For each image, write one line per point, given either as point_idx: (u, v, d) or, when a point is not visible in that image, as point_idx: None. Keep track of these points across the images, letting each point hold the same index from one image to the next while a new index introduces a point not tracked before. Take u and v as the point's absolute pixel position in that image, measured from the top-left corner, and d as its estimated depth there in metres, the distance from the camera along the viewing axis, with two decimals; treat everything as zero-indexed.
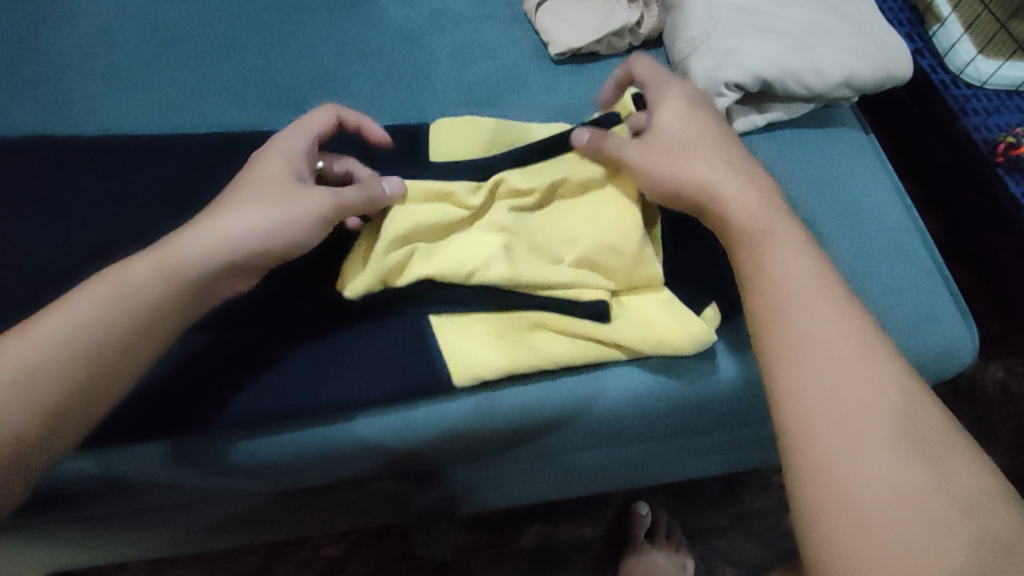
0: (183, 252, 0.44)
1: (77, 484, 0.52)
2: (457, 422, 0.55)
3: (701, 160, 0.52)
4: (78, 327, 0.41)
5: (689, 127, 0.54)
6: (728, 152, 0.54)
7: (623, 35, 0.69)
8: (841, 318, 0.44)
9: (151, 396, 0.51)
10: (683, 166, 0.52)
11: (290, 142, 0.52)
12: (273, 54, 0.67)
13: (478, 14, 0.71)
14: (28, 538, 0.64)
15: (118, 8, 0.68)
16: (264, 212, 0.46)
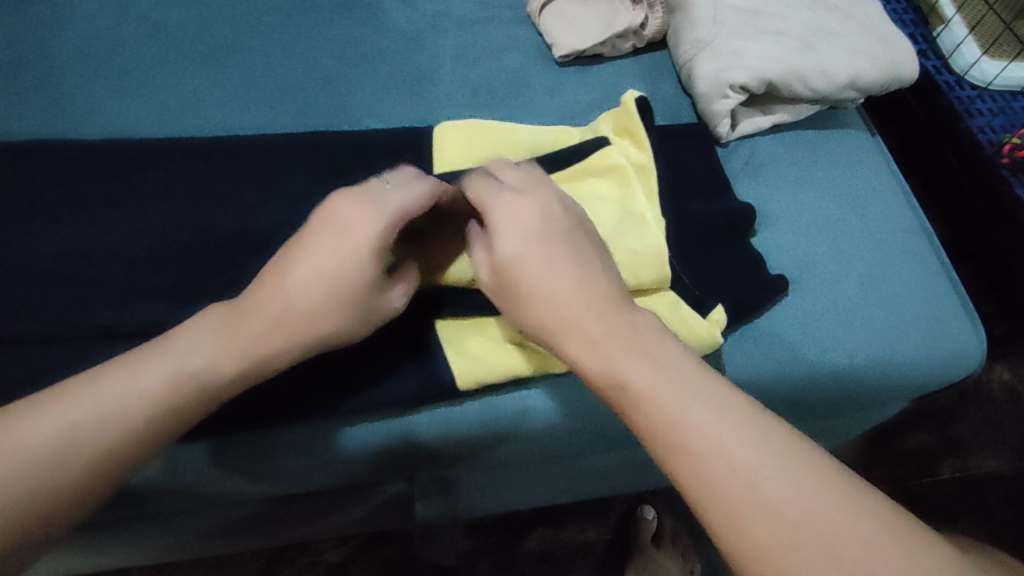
0: (251, 335, 0.44)
1: None
2: (461, 425, 0.55)
3: (542, 296, 0.44)
4: (149, 391, 0.42)
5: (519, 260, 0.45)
6: (581, 287, 0.44)
7: (626, 37, 0.69)
8: (700, 393, 0.39)
9: None
10: (521, 314, 0.45)
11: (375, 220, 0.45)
12: (276, 58, 0.67)
13: (482, 16, 0.71)
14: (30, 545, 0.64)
15: (121, 11, 0.68)
16: (340, 299, 0.45)
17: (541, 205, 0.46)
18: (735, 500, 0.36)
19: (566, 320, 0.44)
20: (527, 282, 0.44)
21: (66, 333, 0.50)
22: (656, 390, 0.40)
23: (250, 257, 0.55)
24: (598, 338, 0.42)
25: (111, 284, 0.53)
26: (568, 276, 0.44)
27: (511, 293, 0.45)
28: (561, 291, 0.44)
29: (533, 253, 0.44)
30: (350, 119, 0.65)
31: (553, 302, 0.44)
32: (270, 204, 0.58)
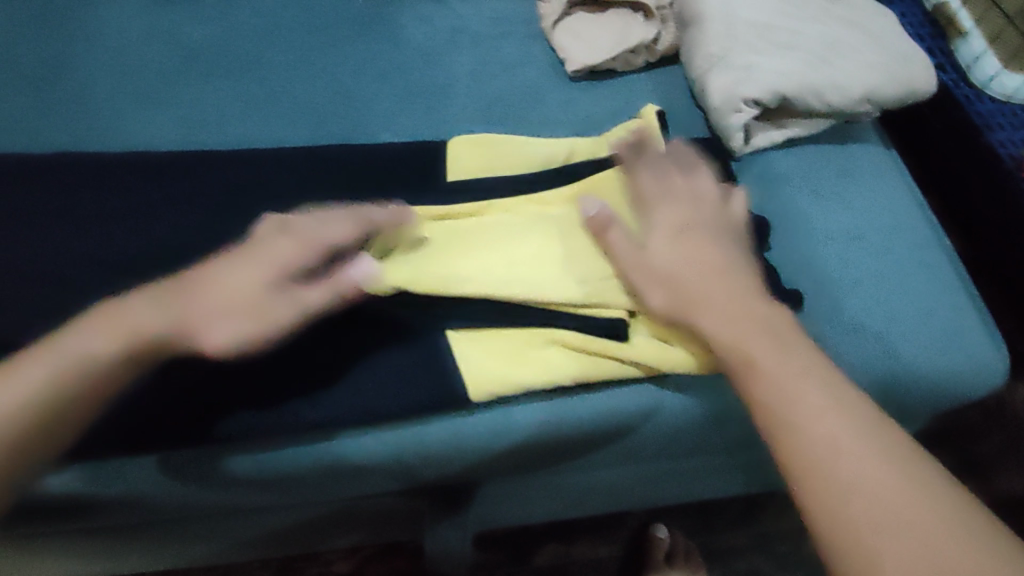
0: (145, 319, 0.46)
1: (81, 495, 0.52)
2: (470, 438, 0.55)
3: (676, 282, 0.52)
4: (23, 387, 0.42)
5: (668, 252, 0.53)
6: (727, 283, 0.52)
7: (639, 52, 0.69)
8: (810, 372, 0.47)
9: (152, 416, 0.50)
10: (653, 291, 0.52)
11: (307, 231, 0.49)
12: (294, 73, 0.69)
13: (496, 32, 0.72)
14: (43, 548, 0.65)
15: (146, 29, 0.70)
16: (237, 297, 0.47)
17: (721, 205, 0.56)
18: (845, 467, 0.42)
19: (702, 280, 0.51)
20: (675, 241, 0.53)
21: None
22: (770, 354, 0.47)
23: None
24: (732, 314, 0.50)
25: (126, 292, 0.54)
26: (705, 258, 0.52)
27: (655, 273, 0.52)
28: (704, 274, 0.52)
29: (680, 247, 0.53)
30: (364, 132, 0.66)
31: (696, 261, 0.52)
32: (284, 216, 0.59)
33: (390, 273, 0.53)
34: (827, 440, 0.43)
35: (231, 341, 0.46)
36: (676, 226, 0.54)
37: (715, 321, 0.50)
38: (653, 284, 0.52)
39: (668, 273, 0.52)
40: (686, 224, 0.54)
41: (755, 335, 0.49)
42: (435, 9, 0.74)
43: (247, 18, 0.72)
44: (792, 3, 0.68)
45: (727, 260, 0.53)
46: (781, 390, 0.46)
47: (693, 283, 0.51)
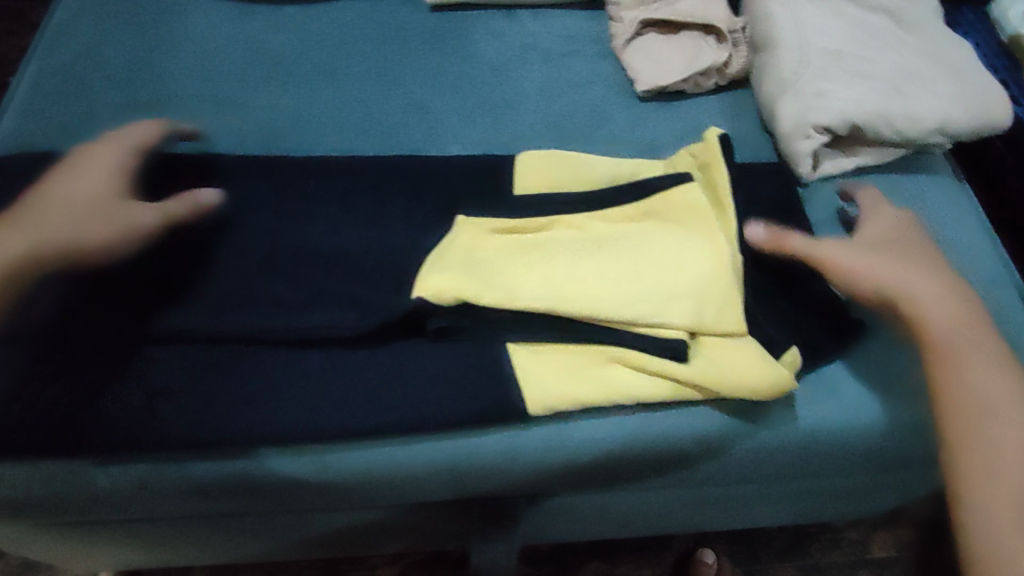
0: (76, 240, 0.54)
1: (148, 483, 0.53)
2: (527, 452, 0.54)
3: (868, 262, 0.58)
4: None
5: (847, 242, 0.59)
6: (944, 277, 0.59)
7: (709, 74, 0.70)
8: (990, 370, 0.54)
9: (225, 410, 0.51)
10: (877, 276, 0.57)
11: (113, 153, 0.60)
12: (369, 82, 0.70)
13: (566, 51, 0.74)
14: (106, 533, 0.67)
15: (229, 38, 0.73)
16: (67, 226, 0.54)
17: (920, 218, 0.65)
18: (991, 450, 0.51)
19: (878, 262, 0.58)
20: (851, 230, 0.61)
21: (161, 334, 0.53)
22: (979, 355, 0.54)
23: (334, 272, 0.57)
24: (946, 303, 0.56)
25: (203, 290, 0.55)
26: (917, 252, 0.60)
27: (847, 258, 0.58)
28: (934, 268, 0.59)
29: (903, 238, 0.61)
30: (434, 143, 0.67)
31: (877, 243, 0.60)
32: (357, 224, 0.60)
33: (450, 283, 0.53)
34: (995, 417, 0.52)
35: (98, 247, 0.54)
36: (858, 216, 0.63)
37: (922, 308, 0.56)
38: (880, 268, 0.57)
39: (858, 257, 0.58)
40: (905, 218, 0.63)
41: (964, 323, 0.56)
42: (508, 26, 0.75)
43: (325, 30, 0.74)
44: (865, 32, 0.68)
45: (908, 248, 0.60)
46: (987, 406, 0.52)
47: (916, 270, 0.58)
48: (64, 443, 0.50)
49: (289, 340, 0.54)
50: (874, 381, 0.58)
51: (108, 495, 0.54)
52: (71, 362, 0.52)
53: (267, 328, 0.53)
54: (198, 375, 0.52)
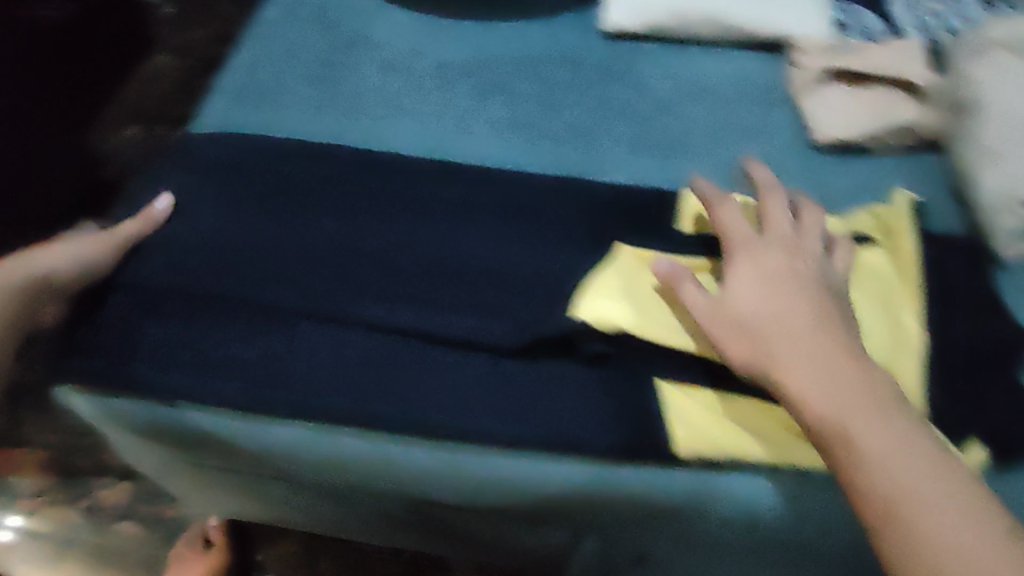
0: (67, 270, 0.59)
1: (289, 447, 0.57)
2: (654, 493, 0.53)
3: (764, 332, 0.48)
4: None
5: (738, 299, 0.50)
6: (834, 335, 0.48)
7: (897, 132, 0.66)
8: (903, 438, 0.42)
9: (372, 390, 0.55)
10: (762, 347, 0.48)
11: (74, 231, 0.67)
12: (538, 103, 0.72)
13: (740, 93, 0.72)
14: (238, 485, 0.73)
15: (413, 46, 0.78)
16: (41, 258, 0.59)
17: (796, 250, 0.53)
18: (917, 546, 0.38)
19: (761, 328, 0.48)
20: (758, 278, 0.51)
21: (334, 314, 0.58)
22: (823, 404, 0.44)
23: (492, 284, 0.58)
24: (822, 372, 0.45)
25: (373, 281, 0.59)
26: (763, 295, 0.50)
27: (737, 323, 0.49)
28: (761, 313, 0.49)
29: (754, 286, 0.50)
30: (596, 170, 0.68)
31: (772, 299, 0.49)
32: (516, 234, 0.61)
33: (612, 311, 0.53)
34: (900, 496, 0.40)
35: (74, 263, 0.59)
36: (757, 257, 0.52)
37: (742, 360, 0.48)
38: (750, 334, 0.48)
39: (756, 324, 0.49)
40: (757, 257, 0.52)
41: (848, 386, 0.45)
42: (682, 62, 0.75)
43: (501, 47, 0.77)
44: None
45: (804, 299, 0.49)
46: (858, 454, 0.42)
47: (801, 333, 0.48)
48: (252, 399, 0.56)
49: (451, 342, 0.57)
50: None
51: (171, 442, 0.61)
52: (263, 328, 0.58)
53: (433, 327, 0.56)
54: (369, 362, 0.57)
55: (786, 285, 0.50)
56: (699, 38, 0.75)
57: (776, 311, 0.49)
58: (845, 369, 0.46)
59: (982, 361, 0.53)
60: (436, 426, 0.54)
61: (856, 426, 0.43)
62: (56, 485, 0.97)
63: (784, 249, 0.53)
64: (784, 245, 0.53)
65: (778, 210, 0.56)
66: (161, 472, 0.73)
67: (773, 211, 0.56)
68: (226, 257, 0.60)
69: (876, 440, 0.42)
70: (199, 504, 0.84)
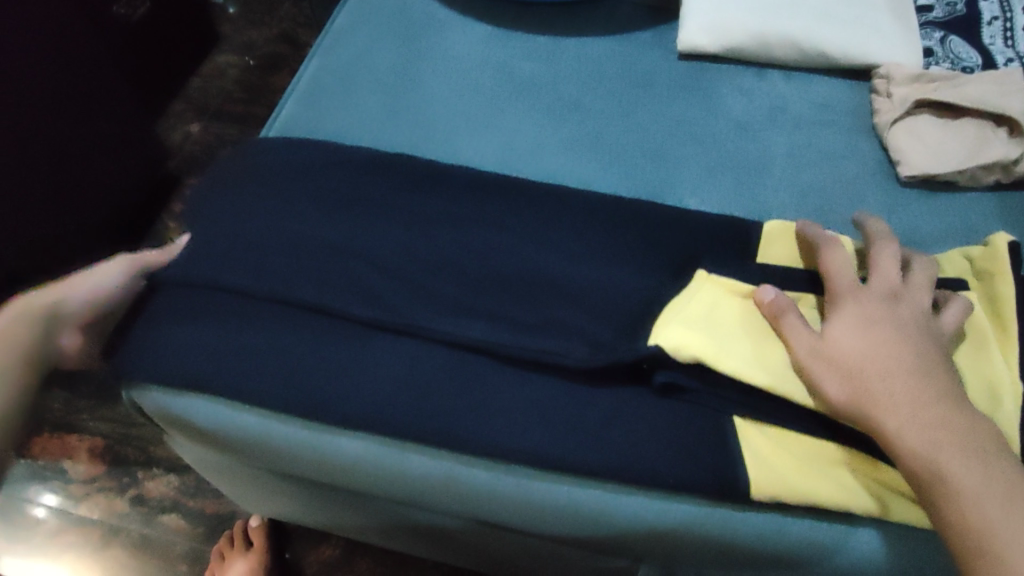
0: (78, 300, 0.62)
1: (352, 460, 0.57)
2: (727, 534, 0.51)
3: (866, 378, 0.48)
4: None
5: (839, 343, 0.49)
6: (937, 385, 0.47)
7: (992, 169, 0.62)
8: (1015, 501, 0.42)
9: (438, 409, 0.54)
10: (865, 390, 0.47)
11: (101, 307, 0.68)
12: (611, 122, 0.71)
13: (821, 119, 0.70)
14: (290, 489, 0.73)
15: (486, 59, 0.77)
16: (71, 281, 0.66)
17: (904, 295, 0.51)
18: None
19: (862, 373, 0.48)
20: (861, 323, 0.50)
21: (404, 328, 0.57)
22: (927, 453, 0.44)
23: (567, 305, 0.57)
24: (926, 422, 0.45)
25: (446, 296, 0.58)
26: (867, 341, 0.49)
27: (837, 367, 0.49)
28: (864, 359, 0.48)
29: (856, 330, 0.49)
30: (670, 193, 0.66)
31: (875, 345, 0.48)
32: (589, 256, 0.60)
33: (691, 342, 0.51)
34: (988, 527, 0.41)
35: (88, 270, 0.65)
36: (860, 299, 0.51)
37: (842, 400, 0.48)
38: (850, 377, 0.48)
39: (858, 368, 0.48)
40: (862, 300, 0.51)
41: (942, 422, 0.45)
42: (759, 84, 0.73)
43: (574, 63, 0.76)
44: None
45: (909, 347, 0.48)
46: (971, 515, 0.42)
47: (906, 381, 0.47)
48: (321, 409, 0.56)
49: (520, 362, 0.56)
50: None
51: (221, 443, 0.62)
52: (331, 336, 0.58)
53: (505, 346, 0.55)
54: (436, 379, 0.55)
55: (886, 332, 0.48)
56: (779, 61, 0.74)
57: (880, 358, 0.48)
58: (953, 422, 0.45)
59: None
60: (507, 447, 0.53)
61: (948, 460, 0.44)
62: (105, 474, 0.99)
63: (886, 296, 0.51)
64: (888, 293, 0.51)
65: (887, 260, 0.53)
66: (217, 472, 0.74)
67: (883, 260, 0.53)
68: (298, 264, 0.61)
69: (965, 475, 0.43)
70: (250, 503, 0.85)
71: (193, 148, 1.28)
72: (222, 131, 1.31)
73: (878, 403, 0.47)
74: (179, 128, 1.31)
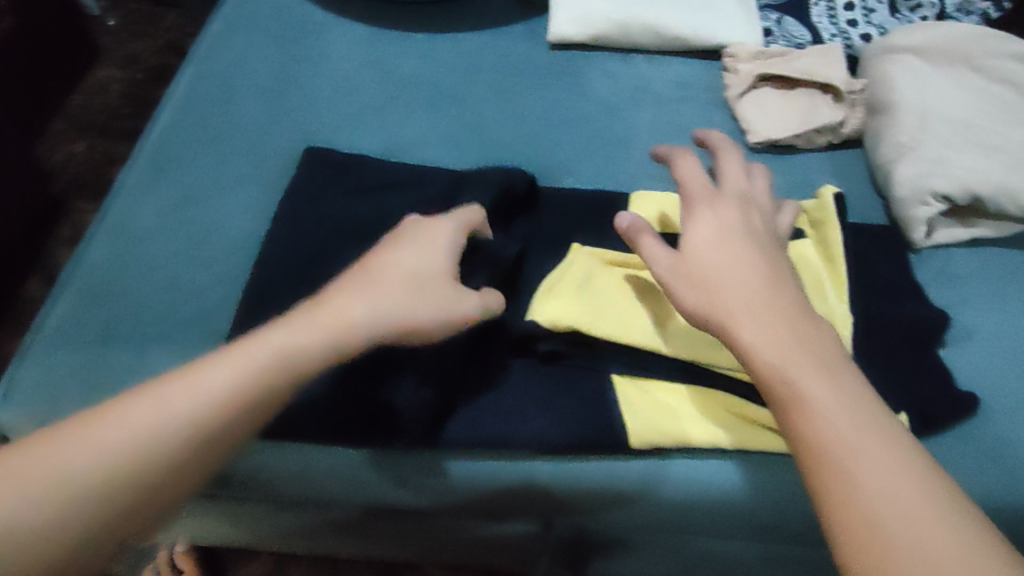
0: (291, 334, 0.45)
1: (264, 461, 0.58)
2: (619, 481, 0.57)
3: (724, 284, 0.48)
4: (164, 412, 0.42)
5: (701, 252, 0.50)
6: (779, 286, 0.49)
7: (823, 132, 0.71)
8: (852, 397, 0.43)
9: (330, 403, 0.55)
10: (720, 296, 0.48)
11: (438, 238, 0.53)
12: (491, 112, 0.75)
13: (678, 96, 0.76)
14: (204, 507, 0.71)
15: (364, 57, 0.79)
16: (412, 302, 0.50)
17: (752, 209, 0.54)
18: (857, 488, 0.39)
19: (713, 277, 0.49)
20: (713, 230, 0.51)
21: None
22: (769, 346, 0.45)
23: None
24: (778, 322, 0.46)
25: None
26: (723, 245, 0.50)
27: (695, 275, 0.49)
28: (720, 262, 0.49)
29: (711, 238, 0.50)
30: (548, 174, 0.70)
31: (725, 250, 0.50)
32: None
33: (563, 308, 0.55)
34: (842, 429, 0.41)
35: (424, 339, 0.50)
36: (716, 214, 0.52)
37: (702, 305, 0.48)
38: (706, 286, 0.48)
39: (713, 272, 0.49)
40: (719, 214, 0.52)
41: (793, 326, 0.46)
42: (623, 67, 0.78)
43: (452, 57, 0.79)
44: (994, 104, 0.70)
45: (759, 253, 0.51)
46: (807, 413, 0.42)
47: (755, 283, 0.48)
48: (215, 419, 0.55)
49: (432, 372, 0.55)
50: (989, 460, 0.55)
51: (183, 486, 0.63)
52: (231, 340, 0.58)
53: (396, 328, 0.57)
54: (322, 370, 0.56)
55: (736, 236, 0.51)
56: (641, 46, 0.79)
57: (733, 263, 0.49)
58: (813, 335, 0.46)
59: (907, 335, 0.58)
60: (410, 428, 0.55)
61: (795, 366, 0.44)
62: None
63: (735, 203, 0.53)
64: (737, 201, 0.54)
65: (731, 173, 0.56)
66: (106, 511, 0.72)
67: (726, 173, 0.56)
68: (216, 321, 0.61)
69: (808, 378, 0.43)
70: (162, 532, 0.82)
71: (80, 167, 1.19)
72: (114, 147, 1.22)
73: (724, 305, 0.47)
74: (60, 149, 1.21)
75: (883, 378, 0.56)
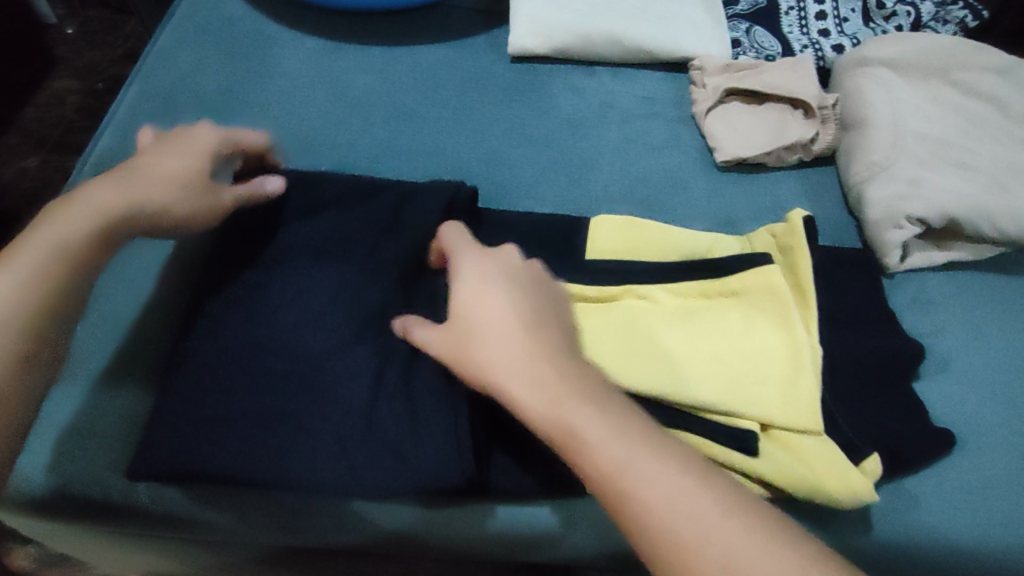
0: (50, 230, 0.48)
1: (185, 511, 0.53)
2: (586, 523, 0.54)
3: (504, 340, 0.44)
4: None
5: (475, 306, 0.45)
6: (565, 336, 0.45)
7: (794, 149, 0.68)
8: None
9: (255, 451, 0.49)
10: (497, 355, 0.43)
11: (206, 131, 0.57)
12: (447, 130, 0.71)
13: (646, 111, 0.73)
14: (120, 552, 0.65)
15: (316, 71, 0.75)
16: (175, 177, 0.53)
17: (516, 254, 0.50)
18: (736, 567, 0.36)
19: (487, 338, 0.44)
20: (482, 284, 0.46)
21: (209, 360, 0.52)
22: (587, 418, 0.41)
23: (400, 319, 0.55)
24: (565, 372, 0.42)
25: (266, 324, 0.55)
26: (492, 301, 0.45)
27: (472, 335, 0.44)
28: (494, 318, 0.44)
29: (479, 293, 0.46)
30: (506, 196, 0.67)
31: (493, 309, 0.45)
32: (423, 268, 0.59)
33: None
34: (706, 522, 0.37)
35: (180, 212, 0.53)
36: (486, 265, 0.47)
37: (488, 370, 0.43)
38: (489, 345, 0.44)
39: (491, 331, 0.44)
40: (491, 264, 0.48)
41: None
42: (588, 82, 0.75)
43: (406, 71, 0.75)
44: (970, 121, 0.67)
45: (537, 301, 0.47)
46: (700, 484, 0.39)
47: (535, 335, 0.44)
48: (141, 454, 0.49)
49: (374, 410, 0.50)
50: (964, 502, 0.52)
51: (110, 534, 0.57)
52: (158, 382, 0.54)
53: (331, 361, 0.52)
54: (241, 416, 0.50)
55: (507, 284, 0.46)
56: (606, 59, 0.76)
57: (502, 317, 0.44)
58: None
59: (881, 370, 0.55)
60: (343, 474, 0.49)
61: None
62: None
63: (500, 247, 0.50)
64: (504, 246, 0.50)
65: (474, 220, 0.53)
66: None
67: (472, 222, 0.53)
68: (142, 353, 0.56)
69: None
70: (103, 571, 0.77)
71: (33, 183, 1.15)
72: (67, 162, 1.19)
73: (504, 367, 0.43)
74: (12, 164, 1.17)
75: (854, 417, 0.52)
